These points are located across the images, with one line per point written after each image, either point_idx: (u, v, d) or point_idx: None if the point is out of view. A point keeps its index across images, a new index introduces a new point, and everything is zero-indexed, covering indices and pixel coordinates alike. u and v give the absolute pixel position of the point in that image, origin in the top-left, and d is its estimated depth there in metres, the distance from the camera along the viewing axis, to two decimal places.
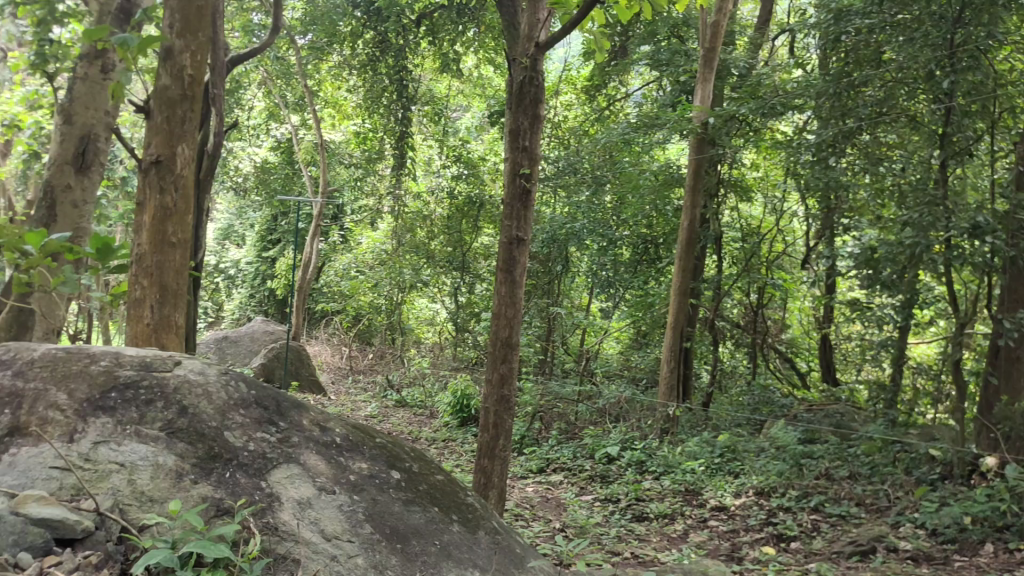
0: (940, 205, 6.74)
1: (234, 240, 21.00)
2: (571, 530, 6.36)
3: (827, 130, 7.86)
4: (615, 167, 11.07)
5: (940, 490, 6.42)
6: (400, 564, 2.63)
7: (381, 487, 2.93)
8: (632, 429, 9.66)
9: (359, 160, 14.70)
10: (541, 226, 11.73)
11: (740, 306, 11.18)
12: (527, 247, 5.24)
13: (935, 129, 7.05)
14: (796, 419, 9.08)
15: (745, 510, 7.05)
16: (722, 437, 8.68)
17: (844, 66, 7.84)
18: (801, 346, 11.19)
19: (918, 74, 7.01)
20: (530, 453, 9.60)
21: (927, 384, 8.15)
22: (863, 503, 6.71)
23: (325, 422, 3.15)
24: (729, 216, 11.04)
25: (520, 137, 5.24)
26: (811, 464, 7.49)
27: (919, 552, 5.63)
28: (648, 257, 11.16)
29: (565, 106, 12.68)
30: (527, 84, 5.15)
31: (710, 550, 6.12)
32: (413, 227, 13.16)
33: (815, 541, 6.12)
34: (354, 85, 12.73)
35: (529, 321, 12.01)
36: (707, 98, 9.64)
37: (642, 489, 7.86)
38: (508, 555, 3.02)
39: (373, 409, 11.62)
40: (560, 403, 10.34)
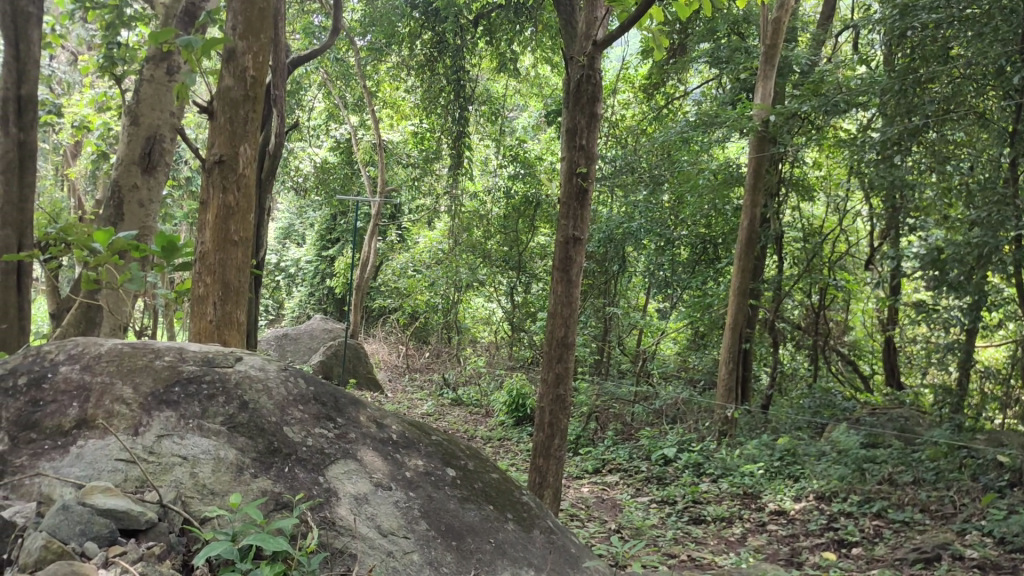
0: (1009, 204, 6.62)
1: (294, 239, 21.35)
2: (627, 531, 6.31)
3: (892, 127, 7.65)
4: (674, 166, 10.83)
5: (1010, 498, 6.23)
6: (456, 562, 2.64)
7: (437, 484, 2.95)
8: (689, 431, 9.56)
9: (417, 159, 14.83)
10: (598, 225, 11.63)
11: (801, 307, 10.98)
12: (583, 246, 5.20)
13: (1004, 126, 6.93)
14: (858, 422, 8.88)
15: (805, 514, 6.92)
16: (782, 440, 8.54)
17: (909, 62, 7.60)
18: (864, 349, 10.93)
19: (987, 70, 6.85)
20: (586, 452, 9.57)
21: (995, 388, 7.91)
22: (928, 509, 6.54)
23: (382, 418, 3.17)
24: (791, 215, 10.86)
25: (578, 136, 5.22)
26: (874, 468, 7.32)
27: (986, 561, 5.47)
28: (707, 257, 11.08)
29: (622, 104, 12.54)
30: (584, 83, 5.11)
31: (769, 554, 6.02)
32: (470, 226, 13.20)
33: (878, 548, 5.98)
34: (411, 85, 12.84)
35: (585, 321, 12.24)
36: (769, 96, 9.49)
37: (699, 491, 7.77)
38: (564, 555, 3.00)
39: (429, 408, 11.72)
40: (616, 404, 10.32)
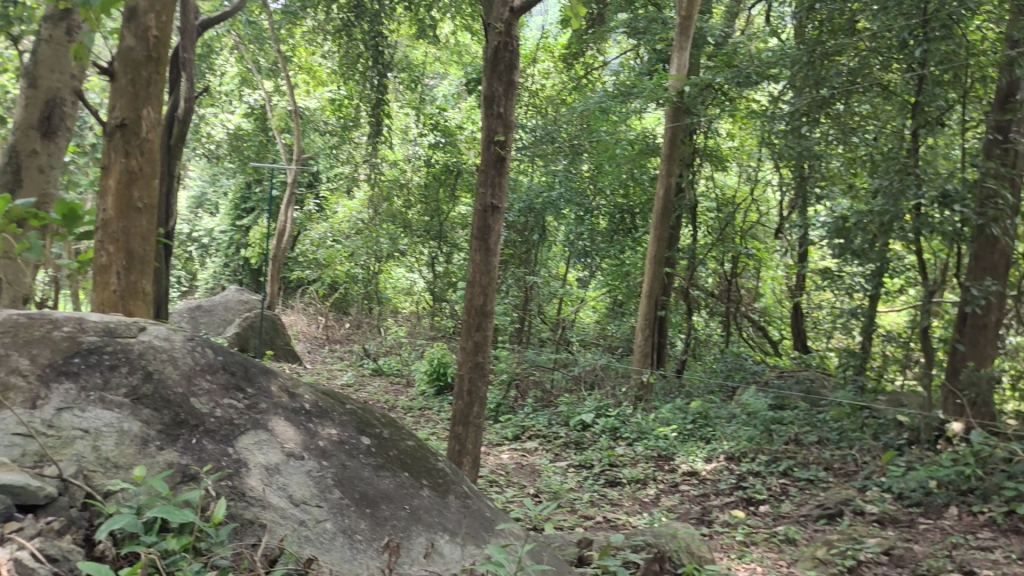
0: (911, 172, 6.89)
1: (207, 208, 20.68)
2: (545, 495, 6.41)
3: (801, 99, 7.76)
4: (592, 136, 11.00)
5: (907, 455, 6.57)
6: (370, 529, 2.64)
7: (352, 453, 2.93)
8: (606, 396, 9.75)
9: (335, 127, 14.53)
10: (518, 195, 11.49)
11: (715, 275, 11.30)
12: (502, 215, 5.18)
13: (907, 99, 7.19)
14: (767, 385, 9.21)
15: (715, 474, 7.14)
16: (695, 404, 8.78)
17: (820, 34, 7.77)
18: (773, 315, 11.38)
19: (892, 43, 7.09)
20: (505, 419, 9.63)
21: (897, 352, 8.16)
22: (831, 468, 6.84)
23: (294, 388, 3.12)
24: (705, 185, 11.06)
25: (495, 103, 5.19)
26: (781, 429, 7.60)
27: (885, 515, 5.76)
28: (625, 227, 11.28)
29: (541, 74, 12.28)
30: (502, 50, 5.08)
31: (680, 513, 6.20)
32: (390, 195, 12.99)
33: (784, 505, 6.23)
34: (328, 51, 12.48)
35: (506, 291, 12.04)
36: (684, 67, 9.52)
37: (615, 454, 7.91)
38: (479, 519, 3.01)
39: (349, 378, 11.63)
40: (536, 371, 10.41)
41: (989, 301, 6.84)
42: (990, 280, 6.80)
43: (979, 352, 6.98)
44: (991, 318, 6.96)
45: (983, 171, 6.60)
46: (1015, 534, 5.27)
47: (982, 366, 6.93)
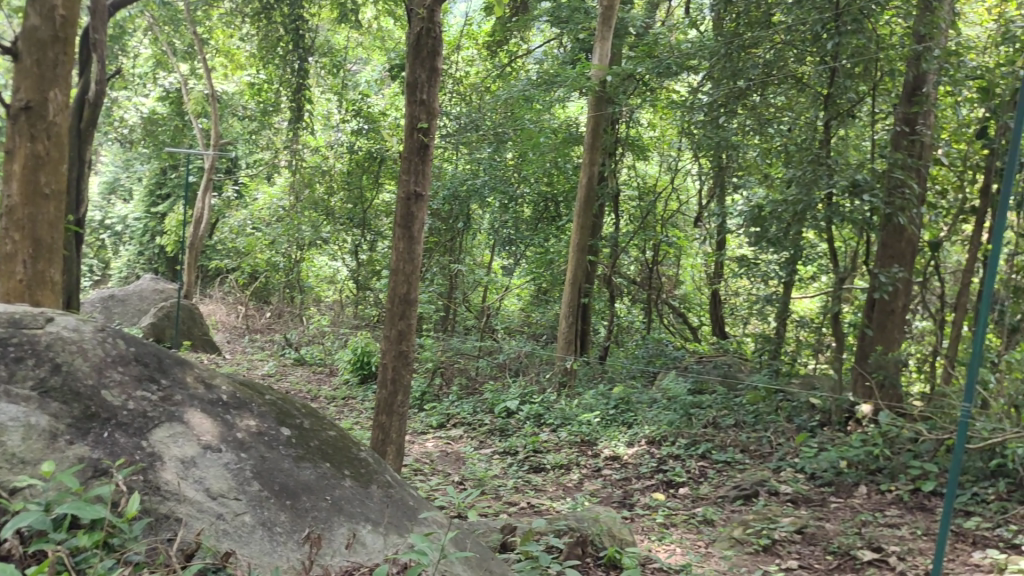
0: (823, 163, 7.10)
1: (120, 195, 19.98)
2: (470, 482, 6.42)
3: (719, 90, 7.95)
4: (516, 124, 10.99)
5: (820, 437, 6.81)
6: (290, 521, 2.61)
7: (272, 444, 2.89)
8: (531, 383, 9.82)
9: (253, 112, 14.19)
10: (442, 182, 11.49)
11: (637, 263, 11.52)
12: (425, 202, 5.14)
13: (820, 91, 7.45)
14: (687, 370, 9.42)
15: (637, 458, 7.27)
16: (617, 390, 8.93)
17: (737, 27, 7.93)
18: (693, 302, 11.51)
19: (805, 37, 7.23)
20: (430, 407, 9.59)
21: (809, 336, 8.50)
22: (748, 449, 7.05)
23: (211, 378, 3.05)
24: (626, 173, 11.28)
25: (418, 90, 5.14)
26: (700, 413, 7.80)
27: (798, 495, 5.96)
28: (549, 215, 11.41)
29: (466, 61, 12.17)
30: (424, 36, 5.03)
31: (603, 498, 6.29)
32: (311, 181, 12.72)
33: (703, 487, 6.39)
34: (246, 34, 12.16)
35: (431, 279, 11.94)
36: (606, 57, 9.59)
37: (539, 440, 7.98)
38: (401, 508, 2.99)
39: (271, 368, 11.43)
40: (461, 359, 10.39)
41: (896, 287, 7.11)
42: (897, 267, 7.06)
43: (886, 336, 7.26)
44: (898, 304, 7.25)
45: (890, 161, 6.91)
46: (919, 510, 5.52)
47: (889, 350, 7.21)
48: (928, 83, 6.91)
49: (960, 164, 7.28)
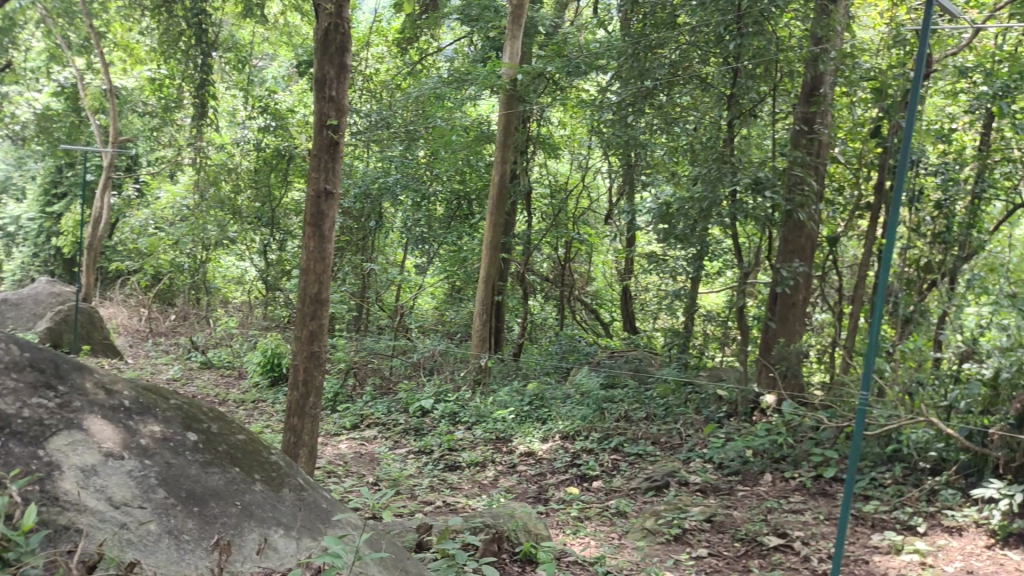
0: (727, 161, 7.30)
1: (12, 194, 19.05)
2: (384, 483, 6.36)
3: (627, 89, 8.12)
4: (428, 122, 10.96)
5: (727, 427, 7.01)
6: (198, 528, 2.55)
7: (177, 450, 2.80)
8: (445, 381, 9.81)
9: (154, 107, 13.67)
10: (353, 180, 11.35)
11: (549, 260, 11.64)
12: (336, 200, 5.05)
13: (722, 91, 7.56)
14: (599, 365, 9.58)
15: (551, 453, 7.34)
16: (531, 387, 9.00)
17: (643, 28, 8.06)
18: (604, 297, 11.65)
19: (709, 38, 7.44)
20: (343, 408, 9.47)
21: (716, 330, 8.75)
22: (659, 442, 7.21)
23: (112, 384, 2.94)
24: (538, 171, 11.38)
25: (326, 87, 5.04)
26: (612, 408, 7.94)
27: (707, 484, 6.12)
28: (461, 213, 11.43)
29: (376, 58, 12.21)
30: (332, 32, 4.94)
31: (518, 493, 6.33)
32: (217, 180, 12.29)
33: (615, 479, 6.49)
34: (146, 27, 11.74)
35: (343, 278, 11.76)
36: (517, 55, 9.65)
37: (455, 438, 7.97)
38: (314, 511, 2.95)
39: (176, 372, 11.10)
40: (375, 358, 10.28)
41: (797, 281, 7.39)
42: (798, 262, 7.33)
43: (788, 329, 7.54)
44: (799, 298, 7.54)
45: (790, 159, 7.14)
46: (821, 495, 5.75)
47: (791, 342, 7.48)
48: (825, 83, 7.21)
49: (856, 161, 7.61)
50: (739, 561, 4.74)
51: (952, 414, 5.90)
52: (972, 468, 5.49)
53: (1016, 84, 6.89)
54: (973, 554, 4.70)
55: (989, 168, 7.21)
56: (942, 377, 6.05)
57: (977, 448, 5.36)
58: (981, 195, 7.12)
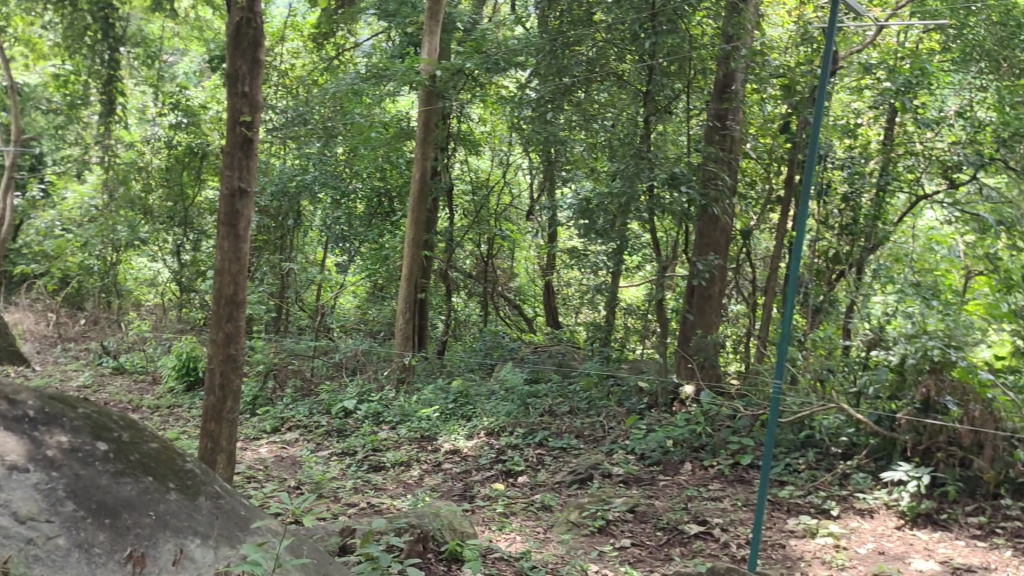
0: (644, 158, 7.38)
1: None
2: (307, 486, 6.27)
3: (545, 87, 7.98)
4: (345, 118, 10.58)
5: (647, 419, 7.15)
6: (110, 540, 2.46)
7: (86, 460, 2.68)
8: (369, 381, 9.71)
9: (59, 104, 13.05)
10: (270, 178, 11.09)
11: (472, 257, 11.67)
12: (251, 198, 4.94)
13: (639, 87, 7.69)
14: (523, 361, 9.64)
15: (476, 450, 7.33)
16: (455, 384, 9.00)
17: (559, 26, 7.95)
18: (528, 293, 11.87)
19: (624, 35, 7.41)
20: (263, 411, 9.28)
21: (637, 323, 9.09)
22: (582, 435, 7.29)
23: (14, 394, 2.81)
24: (459, 168, 11.28)
25: (239, 83, 4.91)
26: (536, 403, 8.00)
27: (630, 475, 6.21)
28: (383, 211, 11.36)
29: (291, 53, 11.90)
30: (244, 26, 4.83)
31: (444, 491, 6.32)
32: (127, 178, 11.97)
33: (540, 474, 6.55)
34: (49, 22, 11.27)
35: (261, 279, 11.66)
36: (436, 51, 9.50)
37: (379, 438, 7.89)
38: (232, 519, 2.88)
39: (87, 378, 10.70)
40: (295, 360, 10.09)
41: (712, 274, 7.57)
42: (712, 255, 7.51)
43: (705, 321, 7.71)
44: (714, 290, 7.72)
45: (705, 155, 7.36)
46: (739, 483, 5.90)
47: (708, 334, 7.64)
48: (737, 80, 7.40)
49: (767, 157, 7.85)
50: (662, 550, 4.83)
51: (861, 399, 6.05)
52: (881, 452, 5.73)
53: (918, 80, 7.16)
54: (883, 535, 4.90)
55: (893, 161, 7.44)
56: (851, 364, 6.27)
57: (886, 433, 5.58)
58: (886, 187, 7.39)
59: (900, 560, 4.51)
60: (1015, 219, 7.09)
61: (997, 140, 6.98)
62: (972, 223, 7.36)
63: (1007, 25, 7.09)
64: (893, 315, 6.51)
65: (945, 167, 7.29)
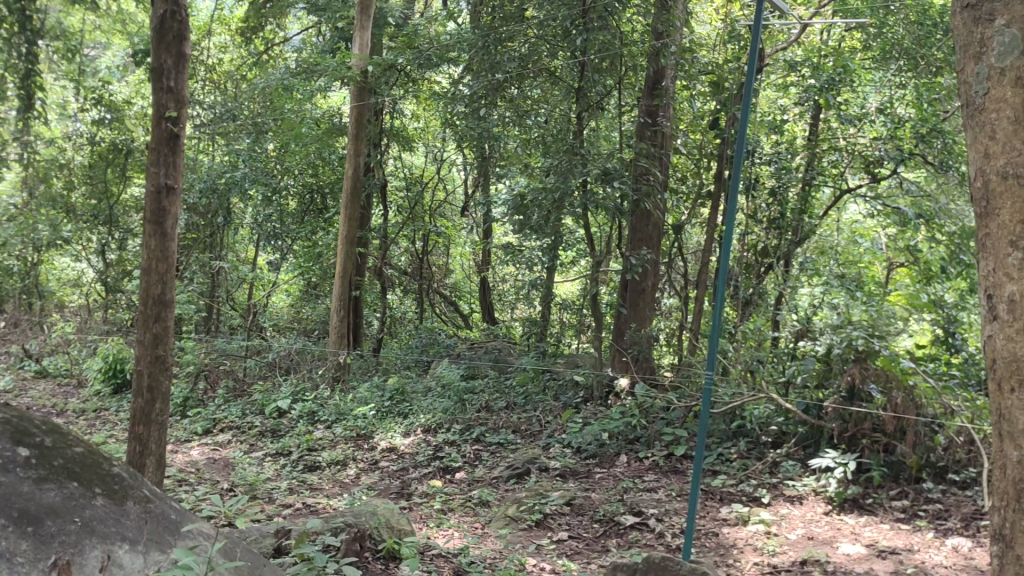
0: (577, 154, 7.41)
1: None
2: (240, 487, 6.16)
3: (478, 82, 7.84)
4: (276, 114, 10.26)
5: (583, 412, 7.22)
6: (33, 549, 2.38)
7: (7, 467, 2.58)
8: (303, 380, 9.58)
9: None
10: (197, 176, 10.78)
11: (407, 254, 11.69)
12: (178, 195, 4.81)
13: (572, 84, 7.68)
14: (459, 357, 9.64)
15: (413, 447, 7.29)
16: (391, 382, 8.95)
17: (492, 22, 7.93)
18: (463, 290, 11.93)
19: (556, 31, 7.42)
20: (194, 413, 9.07)
21: (573, 317, 9.07)
22: (519, 429, 7.32)
23: None
24: (393, 164, 11.22)
25: (163, 77, 4.78)
26: (473, 399, 8.00)
27: (566, 469, 6.26)
28: (316, 207, 11.32)
29: (219, 48, 11.60)
30: (169, 19, 4.69)
31: (381, 489, 6.27)
32: (48, 176, 11.41)
33: (478, 470, 6.55)
34: None
35: (190, 278, 11.34)
36: (367, 46, 9.43)
37: (314, 438, 7.79)
38: (162, 523, 2.82)
39: (7, 383, 10.31)
40: (226, 361, 9.95)
41: (645, 268, 7.67)
42: (645, 250, 7.62)
43: (639, 315, 7.81)
44: (647, 283, 7.82)
45: (636, 151, 7.42)
46: (673, 473, 6.00)
47: (642, 327, 7.75)
48: (667, 77, 7.48)
49: (697, 152, 8.06)
50: (598, 542, 4.88)
51: (790, 388, 6.20)
52: (809, 439, 5.87)
53: (840, 77, 7.33)
54: (812, 520, 5.02)
55: (818, 156, 7.69)
56: (780, 355, 6.42)
57: (813, 420, 5.75)
58: (812, 182, 7.63)
59: (828, 544, 4.63)
60: (933, 212, 7.34)
61: (916, 136, 7.20)
62: (894, 216, 7.61)
63: (924, 23, 7.18)
64: (819, 305, 6.76)
65: (867, 162, 7.48)
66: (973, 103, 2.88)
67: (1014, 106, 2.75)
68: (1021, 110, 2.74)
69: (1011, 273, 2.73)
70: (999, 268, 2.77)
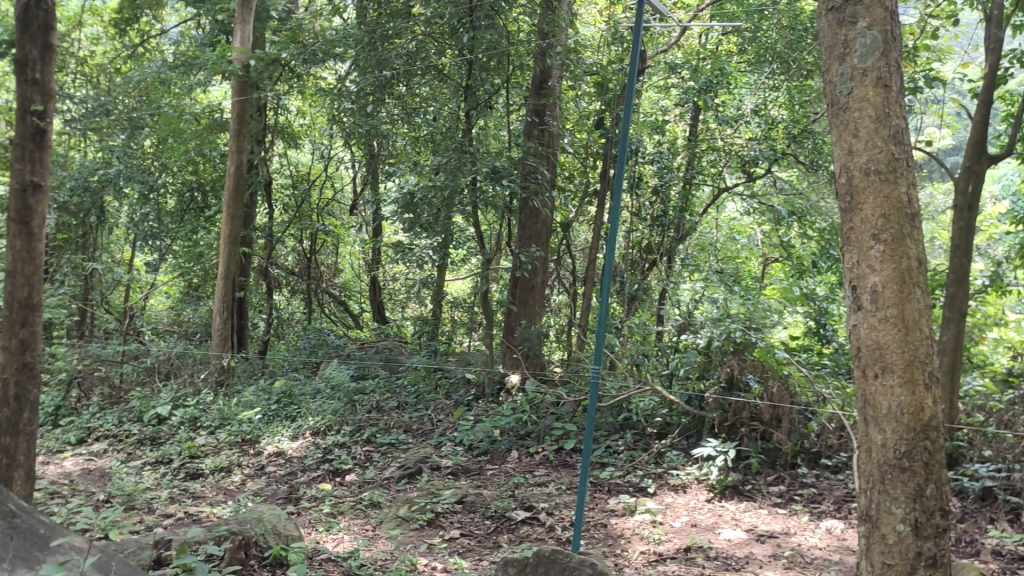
0: (466, 151, 7.39)
1: None
2: (117, 498, 5.88)
3: (364, 79, 7.60)
4: (152, 108, 9.86)
5: (475, 410, 7.25)
6: None
7: None
8: (184, 385, 9.22)
9: None
10: (68, 173, 10.19)
11: (294, 253, 11.51)
12: (46, 193, 4.55)
13: (460, 82, 7.69)
14: (349, 357, 9.51)
15: (302, 451, 7.14)
16: (277, 384, 8.75)
17: (378, 17, 7.75)
18: (353, 289, 11.76)
19: (443, 30, 7.40)
20: (66, 423, 8.59)
21: (463, 316, 9.30)
22: (410, 429, 7.29)
23: None
24: (278, 162, 11.04)
25: (27, 68, 4.50)
26: (363, 400, 7.92)
27: (458, 467, 6.26)
28: (195, 205, 10.81)
29: (91, 40, 11.14)
30: (34, 8, 4.43)
31: (267, 495, 6.12)
32: None
33: (368, 471, 6.47)
34: None
35: (61, 280, 10.74)
36: (248, 40, 9.08)
37: (196, 444, 7.52)
38: (30, 539, 2.66)
39: None
40: (101, 366, 9.49)
41: (534, 265, 7.75)
42: (534, 247, 7.70)
43: (529, 312, 7.88)
44: (537, 280, 7.91)
45: (524, 151, 7.49)
46: (563, 467, 6.09)
47: (532, 324, 7.83)
48: (553, 75, 7.59)
49: (583, 151, 8.24)
50: (490, 539, 4.90)
51: (673, 380, 6.39)
52: (692, 429, 6.08)
53: (718, 79, 7.66)
54: (696, 508, 5.18)
55: (697, 156, 7.99)
56: (663, 349, 6.61)
57: (696, 411, 5.94)
58: (692, 180, 7.94)
59: (711, 531, 4.79)
60: (804, 209, 7.72)
61: (788, 136, 7.55)
62: (769, 214, 7.97)
63: (795, 28, 7.36)
64: (699, 300, 7.01)
65: (743, 162, 7.81)
66: (838, 103, 3.03)
67: (875, 105, 2.92)
68: (881, 110, 2.92)
69: (872, 265, 2.89)
70: (862, 261, 2.92)
